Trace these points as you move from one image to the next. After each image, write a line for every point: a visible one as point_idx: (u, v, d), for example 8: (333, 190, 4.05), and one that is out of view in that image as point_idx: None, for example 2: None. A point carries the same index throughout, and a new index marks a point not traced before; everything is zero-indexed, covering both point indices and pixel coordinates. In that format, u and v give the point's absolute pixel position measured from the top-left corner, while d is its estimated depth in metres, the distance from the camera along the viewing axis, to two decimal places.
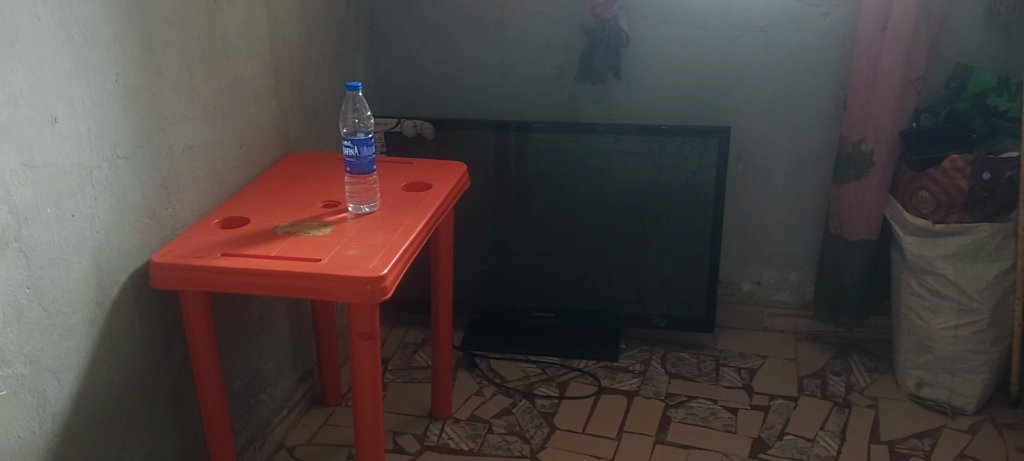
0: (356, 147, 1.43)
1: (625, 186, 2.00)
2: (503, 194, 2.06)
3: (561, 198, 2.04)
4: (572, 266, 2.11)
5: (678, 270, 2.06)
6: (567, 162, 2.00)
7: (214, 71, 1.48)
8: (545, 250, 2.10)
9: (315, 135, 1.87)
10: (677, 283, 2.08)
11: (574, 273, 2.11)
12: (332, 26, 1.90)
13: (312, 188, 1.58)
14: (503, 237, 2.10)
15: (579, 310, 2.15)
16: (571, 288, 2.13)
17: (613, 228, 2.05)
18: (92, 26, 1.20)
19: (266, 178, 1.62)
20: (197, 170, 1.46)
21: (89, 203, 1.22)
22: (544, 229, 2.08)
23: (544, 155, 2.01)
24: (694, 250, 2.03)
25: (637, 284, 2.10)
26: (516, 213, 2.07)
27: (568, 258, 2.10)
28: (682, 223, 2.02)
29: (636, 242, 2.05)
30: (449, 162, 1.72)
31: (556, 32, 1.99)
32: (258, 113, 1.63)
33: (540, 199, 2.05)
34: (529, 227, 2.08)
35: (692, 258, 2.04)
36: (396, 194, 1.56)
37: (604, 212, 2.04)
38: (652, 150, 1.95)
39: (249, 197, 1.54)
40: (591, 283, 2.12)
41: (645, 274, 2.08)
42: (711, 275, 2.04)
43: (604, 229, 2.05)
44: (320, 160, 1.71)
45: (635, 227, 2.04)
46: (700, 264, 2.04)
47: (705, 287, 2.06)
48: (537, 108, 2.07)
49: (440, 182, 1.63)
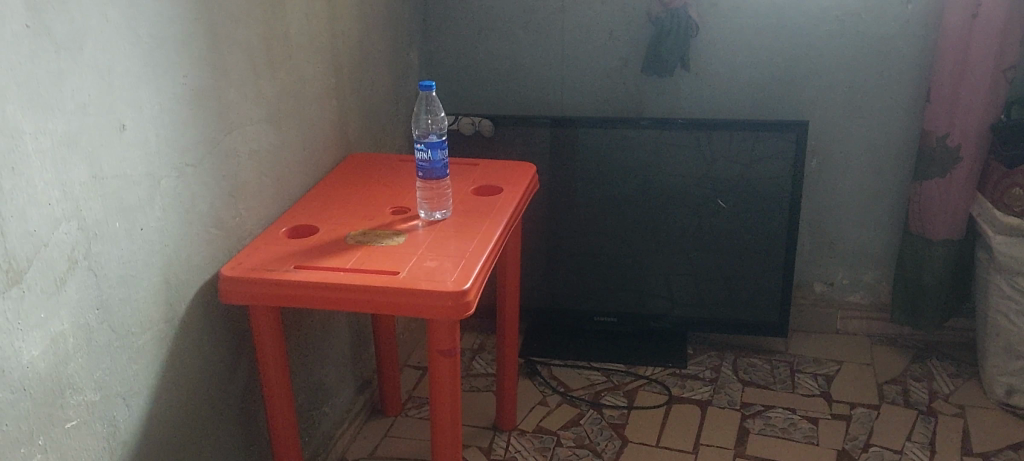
0: (428, 151, 1.35)
1: (693, 184, 1.91)
2: (562, 193, 1.97)
3: (625, 197, 1.95)
4: (635, 268, 2.02)
5: (748, 271, 1.98)
6: (631, 160, 1.92)
7: (276, 70, 1.42)
8: (607, 250, 2.02)
9: (374, 135, 1.79)
10: (747, 284, 1.99)
11: (637, 276, 2.03)
12: (387, 19, 1.83)
13: (379, 196, 1.50)
14: (562, 237, 2.02)
15: (641, 314, 2.06)
16: (634, 291, 2.04)
17: (679, 228, 1.96)
18: (158, 26, 1.13)
19: (329, 185, 1.55)
20: (261, 174, 1.39)
21: (159, 216, 1.15)
22: (606, 229, 1.99)
23: (606, 153, 1.92)
24: (764, 250, 1.95)
25: (704, 285, 2.02)
26: (577, 213, 1.99)
27: (631, 260, 2.01)
28: (753, 223, 1.93)
29: (703, 243, 1.97)
30: (519, 162, 1.64)
31: (618, 24, 1.92)
32: (318, 114, 1.56)
33: (602, 198, 1.96)
34: (591, 227, 2.00)
35: (761, 257, 1.96)
36: (468, 197, 1.48)
37: (671, 211, 1.95)
38: (724, 147, 1.87)
39: (316, 207, 1.46)
40: (653, 286, 2.03)
41: (713, 277, 2.00)
42: (785, 276, 1.96)
43: (670, 228, 1.97)
44: (383, 164, 1.63)
45: (703, 227, 1.95)
46: (771, 265, 1.96)
47: (777, 289, 1.98)
48: (597, 103, 2.00)
49: (510, 183, 1.54)
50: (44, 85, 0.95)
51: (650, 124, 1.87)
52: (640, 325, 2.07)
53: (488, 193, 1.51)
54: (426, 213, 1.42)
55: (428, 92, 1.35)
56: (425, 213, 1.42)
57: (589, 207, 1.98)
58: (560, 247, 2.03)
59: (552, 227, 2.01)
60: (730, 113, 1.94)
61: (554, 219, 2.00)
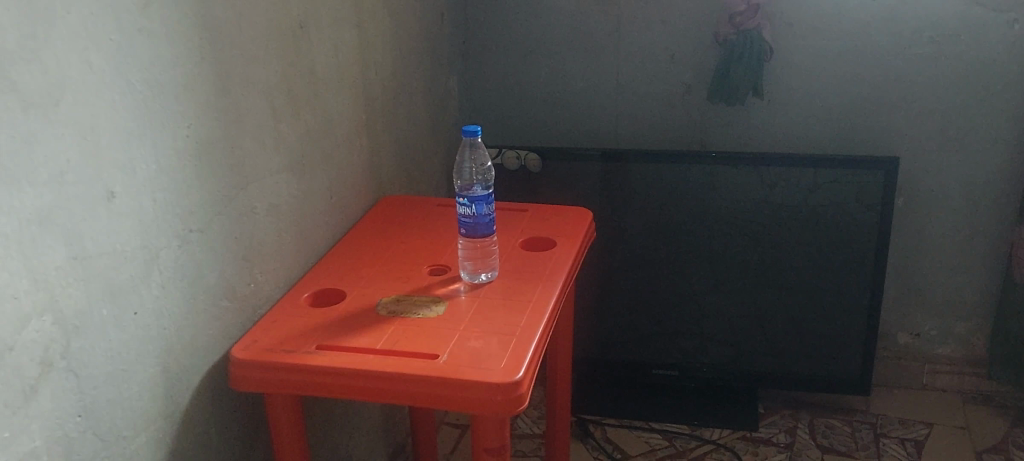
0: (472, 205, 1.16)
1: (763, 225, 1.71)
2: (617, 233, 1.78)
3: (688, 239, 1.76)
4: (698, 315, 1.82)
5: (824, 321, 1.78)
6: (691, 198, 1.72)
7: (297, 111, 1.25)
8: (667, 295, 1.82)
9: (409, 175, 1.62)
10: (823, 335, 1.79)
11: (700, 324, 1.83)
12: (424, 44, 1.65)
13: (416, 251, 1.32)
14: (616, 281, 1.83)
15: (704, 368, 1.86)
16: (694, 340, 1.84)
17: (748, 273, 1.77)
18: (156, 71, 0.96)
19: (359, 238, 1.37)
20: (279, 231, 1.21)
21: (153, 295, 0.98)
22: (667, 272, 1.80)
23: (663, 190, 1.73)
24: (843, 297, 1.75)
25: (776, 335, 1.81)
26: (631, 256, 1.80)
27: (694, 306, 1.82)
28: (831, 268, 1.73)
29: (775, 289, 1.77)
30: (573, 206, 1.45)
31: (680, 45, 1.73)
32: (345, 157, 1.39)
33: (661, 238, 1.77)
34: (649, 270, 1.81)
35: (838, 306, 1.76)
36: (517, 253, 1.29)
37: (741, 254, 1.75)
38: (801, 185, 1.67)
39: (345, 267, 1.28)
40: (715, 335, 1.83)
41: (786, 325, 1.80)
42: (867, 326, 1.76)
43: (737, 272, 1.77)
44: (421, 210, 1.45)
45: (775, 272, 1.76)
46: (851, 315, 1.76)
47: (858, 340, 1.78)
48: (656, 134, 1.81)
49: (563, 233, 1.35)
50: (10, 156, 0.78)
51: (717, 159, 1.68)
52: (703, 377, 1.87)
53: (539, 248, 1.32)
54: (470, 273, 1.23)
55: (472, 136, 1.16)
56: (469, 274, 1.23)
57: (648, 249, 1.78)
58: (614, 291, 1.84)
59: (605, 271, 1.82)
60: (807, 148, 1.74)
61: (608, 261, 1.81)
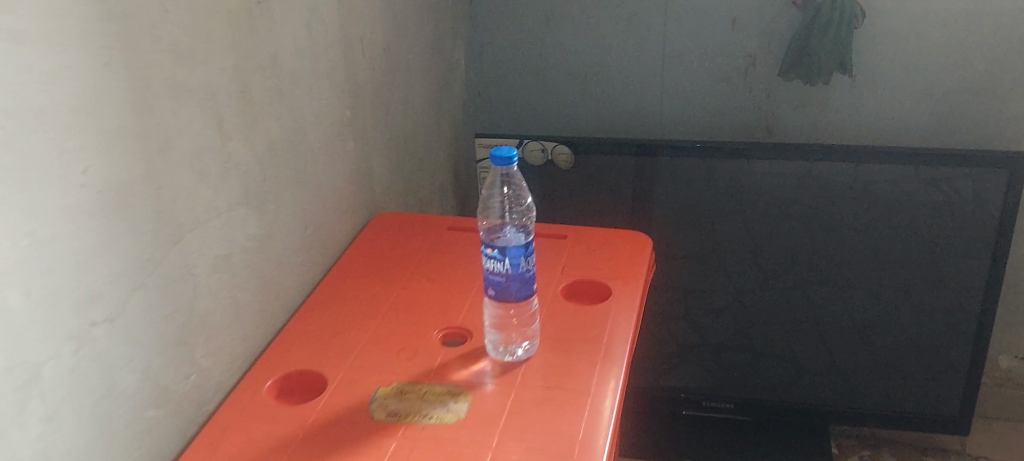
0: (505, 259, 0.83)
1: (853, 238, 1.44)
2: (673, 243, 1.48)
3: (761, 253, 1.48)
4: (767, 339, 1.55)
5: (919, 346, 1.51)
6: (747, 200, 1.43)
7: (257, 118, 0.90)
8: (731, 316, 1.54)
9: (407, 179, 1.28)
10: (914, 364, 1.52)
11: (752, 340, 1.56)
12: (423, 7, 1.30)
13: (422, 303, 0.98)
14: (668, 298, 1.55)
15: (759, 393, 1.60)
16: (746, 358, 1.58)
17: (830, 291, 1.49)
18: (22, 93, 0.61)
19: (345, 277, 1.03)
20: (232, 291, 0.87)
21: (24, 445, 0.64)
22: (730, 289, 1.52)
23: (716, 191, 1.43)
24: (943, 322, 1.48)
25: (857, 362, 1.55)
26: (674, 266, 1.51)
27: (749, 322, 1.54)
28: (929, 288, 1.45)
29: (844, 299, 1.49)
30: (626, 229, 1.11)
31: (743, 6, 1.37)
32: (325, 171, 1.04)
33: (727, 251, 1.48)
34: (710, 287, 1.52)
35: (921, 321, 1.49)
36: (560, 311, 0.96)
37: (823, 270, 1.48)
38: (887, 185, 1.38)
39: (326, 328, 0.94)
40: (771, 353, 1.57)
41: (869, 350, 1.53)
42: (970, 354, 1.49)
43: (816, 290, 1.50)
44: (427, 236, 1.11)
45: (863, 293, 1.48)
46: (949, 339, 1.49)
47: (956, 369, 1.52)
48: (710, 117, 1.46)
49: (618, 277, 1.01)
50: None
51: (799, 152, 1.38)
52: (769, 409, 1.61)
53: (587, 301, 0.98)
54: (497, 345, 0.90)
55: (505, 164, 0.83)
56: (496, 345, 0.90)
57: (703, 261, 1.49)
58: (667, 312, 1.56)
59: (659, 286, 1.54)
60: (897, 138, 1.42)
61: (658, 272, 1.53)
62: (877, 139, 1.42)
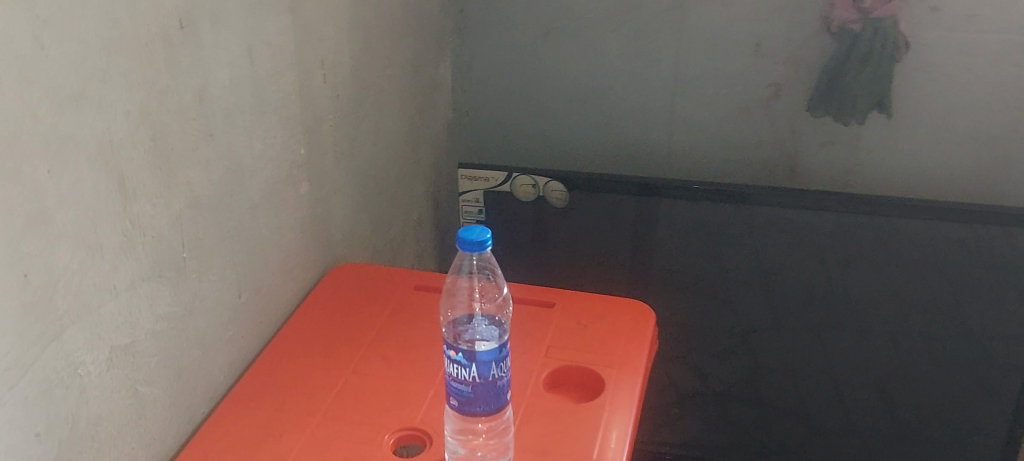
0: (472, 367, 0.67)
1: (879, 285, 1.27)
2: (676, 277, 1.32)
3: (775, 298, 1.31)
4: (778, 394, 1.38)
5: (951, 411, 1.32)
6: (759, 245, 1.27)
7: (184, 168, 0.74)
8: (737, 365, 1.37)
9: (376, 219, 1.11)
10: (947, 433, 1.34)
11: (760, 394, 1.38)
12: (408, 23, 1.15)
13: (375, 395, 0.81)
14: (668, 342, 1.38)
15: (765, 451, 1.43)
16: (753, 413, 1.40)
17: (850, 343, 1.32)
18: None
19: (289, 349, 0.87)
20: (126, 389, 0.71)
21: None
22: (738, 334, 1.34)
23: (727, 227, 1.27)
24: (982, 388, 1.29)
25: (879, 426, 1.36)
26: (675, 310, 1.35)
27: (757, 372, 1.37)
28: (958, 337, 1.27)
29: (868, 355, 1.32)
30: (627, 299, 0.94)
31: (766, 31, 1.23)
32: (269, 223, 0.88)
33: (736, 292, 1.31)
34: (716, 333, 1.35)
35: (958, 389, 1.30)
36: (540, 413, 0.78)
37: (845, 320, 1.31)
38: (913, 238, 1.23)
39: (256, 430, 0.78)
40: (782, 411, 1.39)
41: (894, 416, 1.35)
42: (1011, 427, 1.30)
43: (834, 340, 1.32)
44: (391, 298, 0.94)
45: (883, 340, 1.30)
46: (990, 412, 1.30)
47: (991, 443, 1.33)
48: (722, 151, 1.32)
49: (613, 366, 0.84)
50: None
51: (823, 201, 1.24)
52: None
53: (573, 398, 0.81)
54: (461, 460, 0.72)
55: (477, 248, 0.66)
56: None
57: (708, 305, 1.33)
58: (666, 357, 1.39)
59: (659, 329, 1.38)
60: (931, 192, 1.28)
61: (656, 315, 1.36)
62: (911, 193, 1.28)
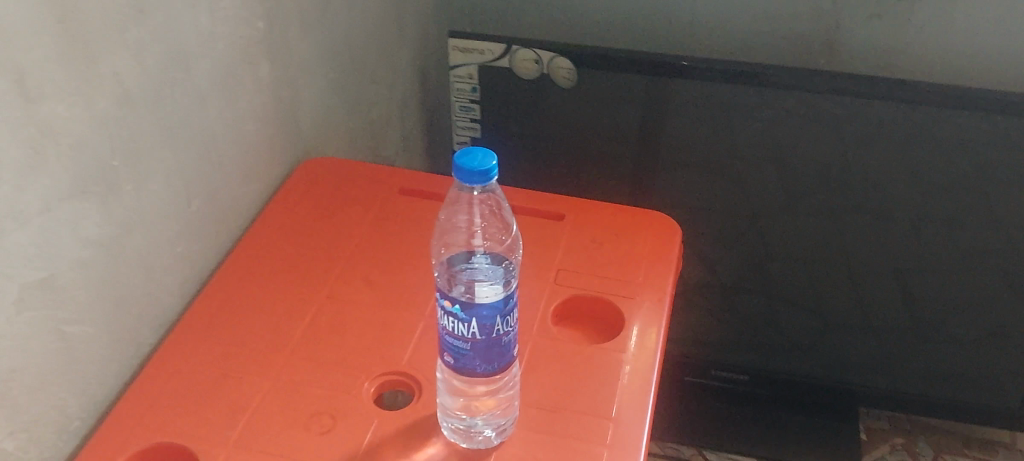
0: (470, 321, 0.54)
1: (930, 182, 1.07)
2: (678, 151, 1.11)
3: (802, 189, 1.11)
4: (790, 286, 1.21)
5: (974, 308, 1.17)
6: (791, 131, 1.06)
7: (110, 55, 0.58)
8: (746, 252, 1.19)
9: (350, 102, 0.95)
10: (972, 332, 1.19)
11: (777, 293, 1.22)
12: None
13: (354, 329, 0.68)
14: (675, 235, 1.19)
15: (776, 355, 1.27)
16: (767, 312, 1.24)
17: (875, 233, 1.13)
18: None
19: (249, 262, 0.73)
20: (45, 332, 0.57)
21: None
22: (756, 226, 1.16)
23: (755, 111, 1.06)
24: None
25: (895, 321, 1.21)
26: (685, 202, 1.15)
27: (774, 269, 1.20)
28: (978, 228, 1.09)
29: (905, 257, 1.14)
30: (649, 209, 0.80)
31: None
32: (224, 116, 0.72)
33: (750, 174, 1.11)
34: (722, 221, 1.17)
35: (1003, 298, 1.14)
36: (549, 360, 0.67)
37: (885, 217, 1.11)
38: (981, 130, 1.01)
39: (212, 374, 0.65)
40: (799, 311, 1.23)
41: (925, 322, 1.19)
42: None
43: (856, 233, 1.14)
44: (370, 203, 0.80)
45: (905, 226, 1.12)
46: None
47: None
48: (749, 26, 1.16)
49: (634, 298, 0.72)
50: None
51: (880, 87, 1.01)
52: (784, 371, 1.28)
53: (588, 339, 0.69)
54: (457, 429, 0.61)
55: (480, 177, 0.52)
56: (455, 429, 0.61)
57: (723, 195, 1.14)
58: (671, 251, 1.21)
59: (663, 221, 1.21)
60: (986, 83, 1.13)
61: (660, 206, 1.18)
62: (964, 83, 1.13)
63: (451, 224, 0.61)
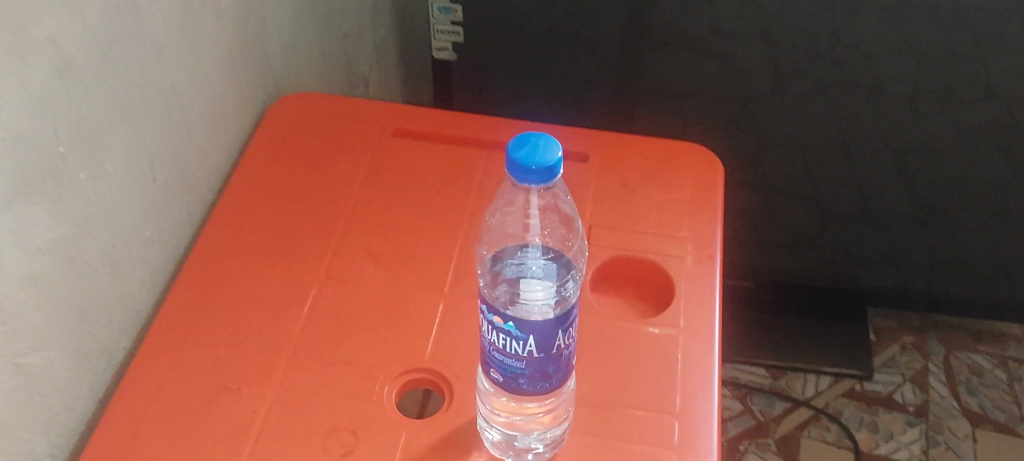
0: (526, 339, 0.45)
1: (976, 87, 0.92)
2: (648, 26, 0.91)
3: (829, 106, 0.95)
4: (785, 177, 1.04)
5: (979, 188, 1.02)
6: (818, 38, 0.90)
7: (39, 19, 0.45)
8: (748, 160, 1.02)
9: (325, 19, 0.82)
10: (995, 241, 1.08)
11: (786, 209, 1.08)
12: None
13: (363, 315, 0.58)
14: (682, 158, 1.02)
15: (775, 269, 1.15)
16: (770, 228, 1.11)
17: (875, 117, 0.96)
18: None
19: (228, 236, 0.62)
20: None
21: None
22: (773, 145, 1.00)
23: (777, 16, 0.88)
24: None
25: (898, 207, 1.06)
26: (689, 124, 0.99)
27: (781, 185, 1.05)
28: (978, 100, 0.93)
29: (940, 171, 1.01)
30: (682, 141, 0.70)
31: None
32: (184, 65, 0.59)
33: (732, 47, 0.91)
34: (702, 113, 0.98)
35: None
36: (593, 343, 0.58)
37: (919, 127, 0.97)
38: None
39: (204, 388, 0.55)
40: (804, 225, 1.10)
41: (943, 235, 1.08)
42: None
43: (856, 115, 0.96)
44: (362, 149, 0.69)
45: (899, 102, 0.94)
46: None
47: None
48: None
49: (680, 257, 0.62)
50: None
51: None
52: (778, 267, 1.15)
53: (634, 314, 0.60)
54: (498, 442, 0.52)
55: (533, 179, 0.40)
56: (497, 443, 0.52)
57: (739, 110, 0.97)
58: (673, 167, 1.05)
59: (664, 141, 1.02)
60: None
61: (653, 124, 0.99)
62: None
63: (504, 216, 0.50)
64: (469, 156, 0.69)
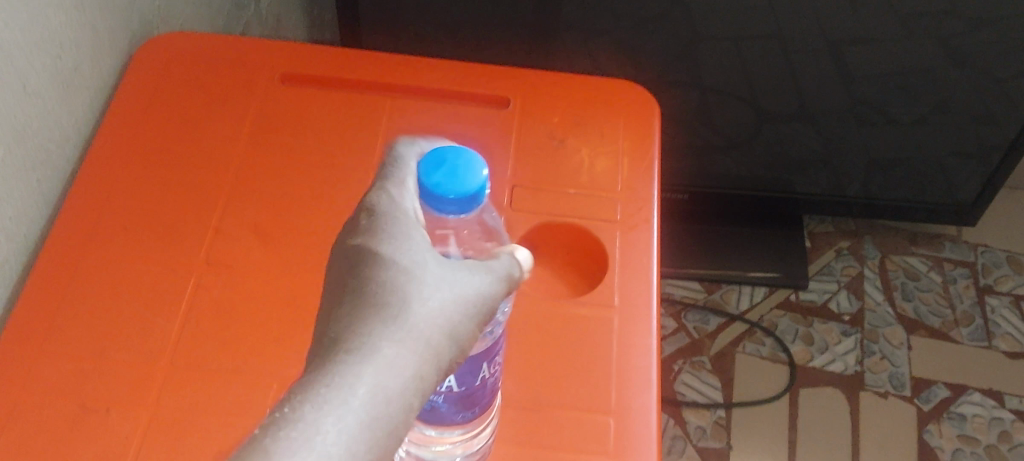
0: None
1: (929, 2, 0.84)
2: None
3: (773, 18, 0.87)
4: (719, 79, 0.94)
5: (923, 88, 0.94)
6: None
7: None
8: (684, 75, 0.94)
9: None
10: (936, 153, 1.02)
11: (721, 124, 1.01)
12: None
13: (253, 310, 0.51)
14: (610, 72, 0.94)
15: (699, 184, 1.09)
16: (703, 141, 1.04)
17: (813, 12, 0.86)
18: None
19: (92, 217, 0.53)
20: None
21: (403, 352, 0.32)
22: (710, 60, 0.92)
23: None
24: (1006, 132, 0.97)
25: (836, 105, 0.97)
26: (623, 36, 0.90)
27: (716, 98, 0.97)
28: None
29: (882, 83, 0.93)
30: (614, 79, 0.63)
31: None
32: (19, 17, 0.48)
33: None
34: (631, 18, 0.87)
35: (975, 125, 0.97)
36: (519, 330, 0.51)
37: (864, 41, 0.88)
38: None
39: (67, 408, 0.47)
40: (734, 137, 1.03)
41: (877, 145, 1.02)
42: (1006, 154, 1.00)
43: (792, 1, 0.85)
44: (248, 103, 0.60)
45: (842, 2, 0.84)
46: (998, 139, 0.98)
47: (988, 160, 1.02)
48: None
49: (613, 221, 0.56)
50: None
51: None
52: (713, 170, 1.07)
53: (561, 293, 0.54)
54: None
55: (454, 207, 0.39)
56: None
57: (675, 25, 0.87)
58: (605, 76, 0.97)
59: (596, 50, 0.91)
60: None
61: (580, 30, 0.89)
62: None
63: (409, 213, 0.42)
64: (371, 105, 0.60)
